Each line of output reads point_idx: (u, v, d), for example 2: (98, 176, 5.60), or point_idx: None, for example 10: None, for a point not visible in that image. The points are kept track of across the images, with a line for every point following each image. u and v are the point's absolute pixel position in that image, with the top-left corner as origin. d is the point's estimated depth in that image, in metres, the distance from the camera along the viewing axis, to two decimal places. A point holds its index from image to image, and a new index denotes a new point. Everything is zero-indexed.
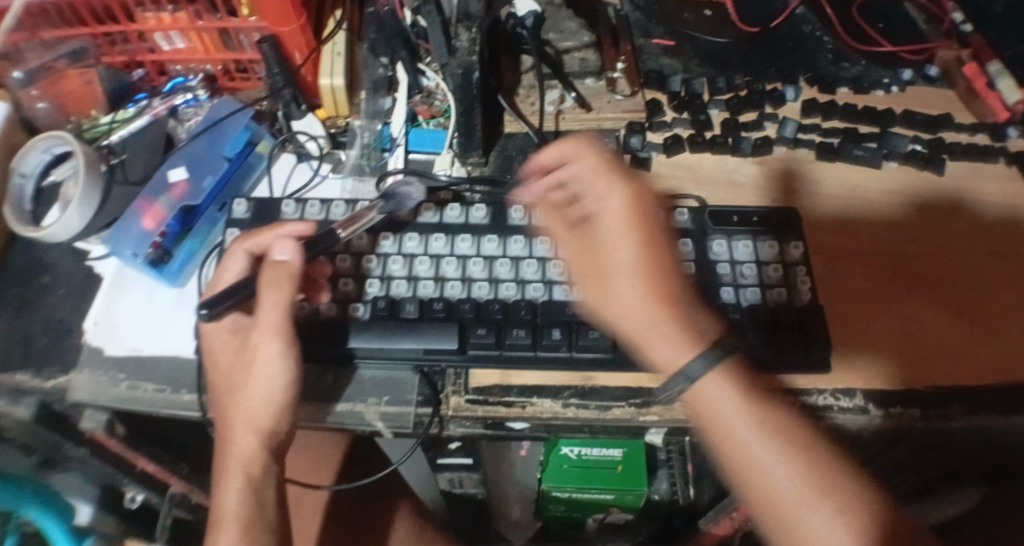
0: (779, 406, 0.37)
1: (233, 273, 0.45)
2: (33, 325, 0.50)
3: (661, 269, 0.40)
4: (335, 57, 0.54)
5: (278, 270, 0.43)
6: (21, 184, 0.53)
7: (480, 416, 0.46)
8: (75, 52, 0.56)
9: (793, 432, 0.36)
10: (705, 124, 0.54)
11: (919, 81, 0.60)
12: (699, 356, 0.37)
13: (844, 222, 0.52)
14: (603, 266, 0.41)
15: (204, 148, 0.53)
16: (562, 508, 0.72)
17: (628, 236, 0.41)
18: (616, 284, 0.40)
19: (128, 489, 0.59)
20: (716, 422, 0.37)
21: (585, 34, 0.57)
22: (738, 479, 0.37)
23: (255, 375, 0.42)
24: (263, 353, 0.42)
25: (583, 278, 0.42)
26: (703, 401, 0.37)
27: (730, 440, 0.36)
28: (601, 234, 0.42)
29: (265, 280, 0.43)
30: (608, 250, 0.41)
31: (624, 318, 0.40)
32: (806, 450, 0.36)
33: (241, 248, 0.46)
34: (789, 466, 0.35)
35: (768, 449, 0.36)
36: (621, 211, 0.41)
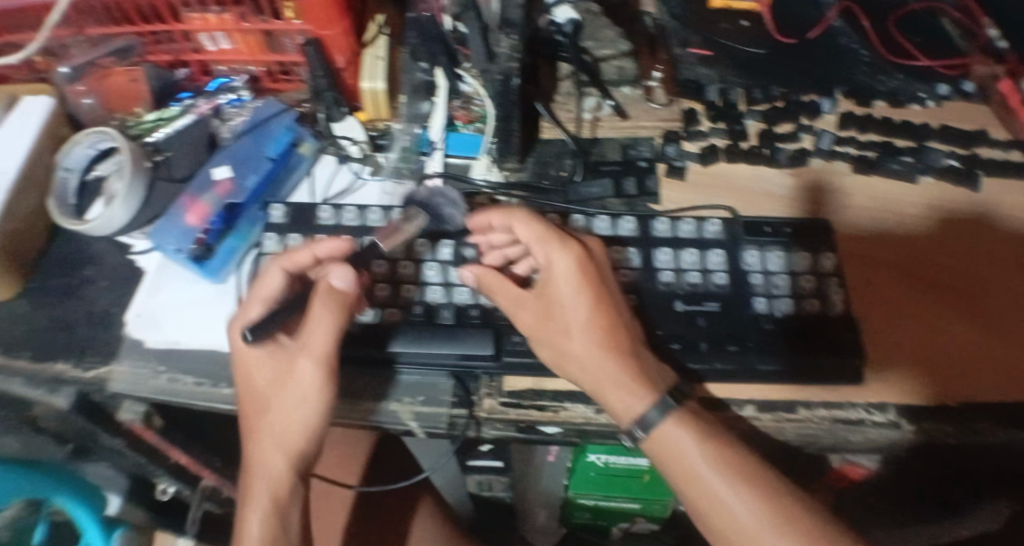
0: (737, 444, 0.40)
1: (274, 292, 0.45)
2: (75, 315, 0.51)
3: (614, 329, 0.43)
4: (375, 61, 0.55)
5: (333, 299, 0.43)
6: (66, 178, 0.54)
7: (513, 418, 0.46)
8: (121, 50, 0.57)
9: (751, 472, 0.39)
10: (740, 134, 0.55)
11: (954, 96, 0.60)
12: (655, 405, 0.40)
13: (878, 234, 0.52)
14: (565, 329, 0.43)
15: (250, 146, 0.54)
16: (587, 515, 0.77)
17: (579, 299, 0.43)
18: (576, 346, 0.42)
19: (159, 479, 0.60)
20: (677, 462, 0.40)
21: (623, 42, 0.59)
22: (695, 513, 0.41)
23: (297, 399, 0.43)
24: (309, 380, 0.42)
25: (543, 341, 0.43)
26: (663, 444, 0.40)
27: (690, 478, 0.40)
28: (553, 297, 0.44)
29: (319, 307, 0.43)
30: (557, 313, 0.44)
31: (586, 376, 0.42)
32: (767, 488, 0.39)
33: (278, 267, 0.46)
34: (753, 504, 0.38)
35: (729, 487, 0.39)
36: (564, 275, 0.44)
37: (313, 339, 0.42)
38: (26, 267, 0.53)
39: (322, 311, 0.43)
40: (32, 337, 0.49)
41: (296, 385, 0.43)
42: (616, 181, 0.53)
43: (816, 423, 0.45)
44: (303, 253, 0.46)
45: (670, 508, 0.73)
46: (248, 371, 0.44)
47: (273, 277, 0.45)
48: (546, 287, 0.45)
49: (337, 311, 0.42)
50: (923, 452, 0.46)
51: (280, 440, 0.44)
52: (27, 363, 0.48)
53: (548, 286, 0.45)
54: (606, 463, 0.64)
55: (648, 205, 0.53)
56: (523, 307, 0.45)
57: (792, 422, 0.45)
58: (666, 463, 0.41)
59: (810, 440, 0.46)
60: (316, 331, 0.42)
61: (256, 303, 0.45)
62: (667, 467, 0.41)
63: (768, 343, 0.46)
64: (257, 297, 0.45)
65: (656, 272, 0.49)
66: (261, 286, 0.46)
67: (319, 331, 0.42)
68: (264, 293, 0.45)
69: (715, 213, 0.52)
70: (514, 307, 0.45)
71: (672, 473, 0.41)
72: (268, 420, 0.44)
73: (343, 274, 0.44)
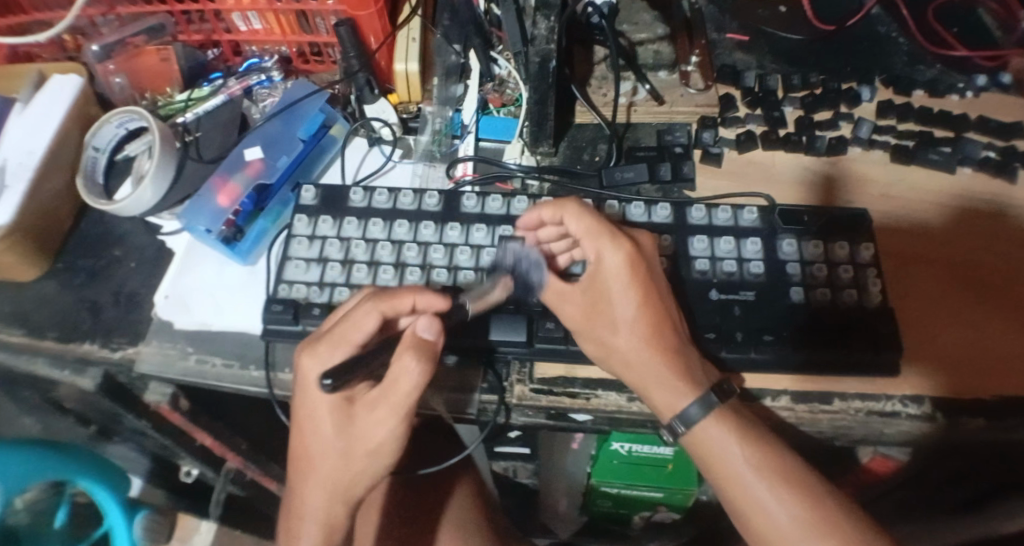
0: (777, 446, 0.39)
1: (359, 335, 0.37)
2: (103, 295, 0.50)
3: (661, 327, 0.41)
4: (410, 42, 0.55)
5: (422, 357, 0.35)
6: (94, 157, 0.53)
7: (544, 405, 0.45)
8: (153, 28, 0.57)
9: (790, 474, 0.38)
10: (779, 121, 0.54)
11: (992, 89, 0.58)
12: (693, 403, 0.39)
13: (914, 225, 0.51)
14: (610, 324, 0.41)
15: (281, 128, 0.54)
16: (610, 504, 0.76)
17: (628, 297, 0.41)
18: (621, 342, 0.41)
19: (184, 462, 0.60)
20: (715, 461, 0.39)
21: (660, 27, 0.59)
22: (732, 513, 0.40)
23: (366, 452, 0.37)
24: (381, 433, 0.36)
25: (586, 334, 0.42)
26: (703, 442, 0.39)
27: (728, 479, 0.39)
28: (599, 292, 0.42)
29: (402, 361, 0.35)
30: (603, 308, 0.41)
31: (627, 371, 0.41)
32: (810, 494, 0.38)
33: (375, 310, 0.37)
34: (791, 508, 0.37)
35: (769, 490, 0.38)
36: (614, 271, 0.41)
37: (392, 394, 0.35)
38: (53, 247, 0.52)
39: (408, 369, 0.35)
40: (59, 317, 0.49)
41: (365, 437, 0.36)
42: (651, 166, 0.52)
43: (850, 414, 0.44)
44: (404, 299, 0.37)
45: (692, 499, 0.72)
46: (315, 407, 0.37)
47: (362, 318, 0.37)
48: (595, 281, 0.42)
49: (426, 368, 0.35)
50: (950, 446, 0.45)
51: (333, 486, 0.38)
52: (53, 343, 0.48)
53: (595, 280, 0.42)
54: (629, 451, 0.64)
55: (683, 191, 0.52)
56: (567, 300, 0.43)
57: (828, 414, 0.44)
58: (706, 463, 0.40)
59: (844, 432, 0.45)
60: (398, 386, 0.35)
61: (332, 341, 0.37)
62: (706, 466, 0.40)
63: (807, 333, 0.45)
64: (336, 337, 0.37)
65: (692, 260, 0.48)
66: (344, 321, 0.37)
67: (400, 387, 0.35)
68: (346, 332, 0.37)
69: (750, 201, 0.51)
70: (559, 299, 0.43)
71: (711, 472, 0.40)
72: (326, 465, 0.37)
73: (432, 325, 0.36)
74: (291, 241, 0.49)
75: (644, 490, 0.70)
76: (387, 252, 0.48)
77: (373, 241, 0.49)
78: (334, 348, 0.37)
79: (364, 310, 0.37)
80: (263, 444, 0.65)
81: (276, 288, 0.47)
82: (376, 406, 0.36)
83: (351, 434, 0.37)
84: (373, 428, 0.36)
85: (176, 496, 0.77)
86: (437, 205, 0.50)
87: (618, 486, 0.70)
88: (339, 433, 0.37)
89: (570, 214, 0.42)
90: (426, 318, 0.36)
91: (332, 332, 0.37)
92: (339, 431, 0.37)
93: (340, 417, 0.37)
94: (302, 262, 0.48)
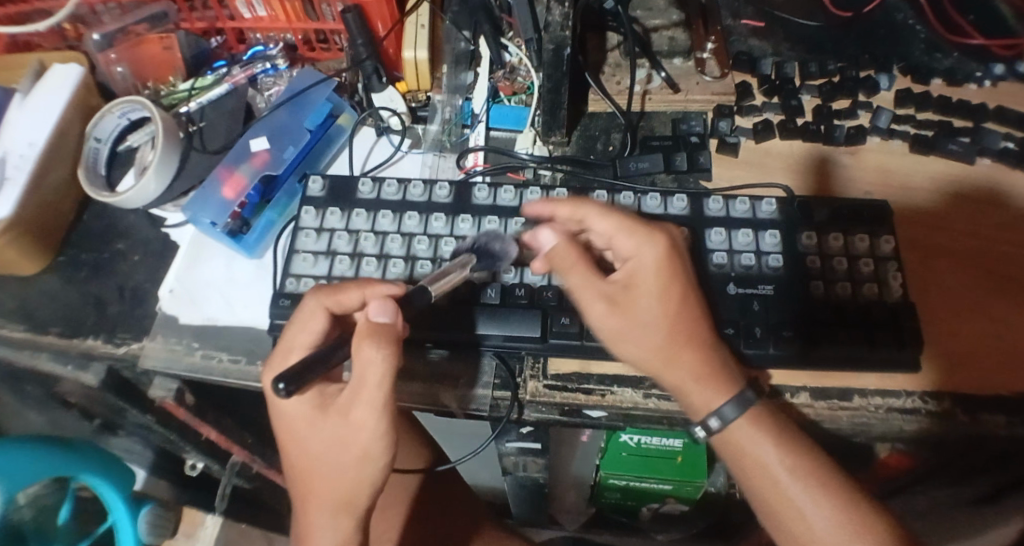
0: (810, 445, 0.38)
1: (313, 337, 0.37)
2: (107, 289, 0.49)
3: (695, 325, 0.40)
4: (419, 29, 0.54)
5: (379, 339, 0.33)
6: (96, 148, 0.52)
7: (558, 402, 0.44)
8: (156, 16, 0.56)
9: (825, 476, 0.37)
10: (797, 110, 0.53)
11: (1011, 78, 0.57)
12: (728, 402, 0.38)
13: (935, 216, 0.50)
14: (650, 323, 0.39)
15: (287, 118, 0.53)
16: (618, 496, 0.76)
17: (667, 294, 0.39)
18: (662, 341, 0.39)
19: (190, 456, 0.59)
20: (748, 462, 0.38)
21: (675, 13, 0.58)
22: (765, 514, 0.39)
23: (357, 458, 0.35)
24: (362, 432, 0.34)
25: (624, 336, 0.39)
26: (737, 444, 0.38)
27: (764, 480, 0.38)
28: (634, 291, 0.39)
29: (358, 350, 0.33)
30: (641, 307, 0.39)
31: (668, 371, 0.39)
32: (843, 495, 0.37)
33: (320, 305, 0.37)
34: (827, 511, 0.36)
35: (803, 491, 0.37)
36: (651, 266, 0.40)
37: (359, 388, 0.34)
38: (55, 240, 0.51)
39: (365, 356, 0.33)
40: (63, 311, 0.48)
41: (347, 441, 0.35)
42: (666, 156, 0.51)
43: (870, 412, 0.43)
44: (351, 294, 0.37)
45: (701, 492, 0.72)
46: (290, 426, 0.36)
47: (312, 318, 0.37)
48: (629, 280, 0.40)
49: (389, 350, 0.33)
50: (967, 445, 0.44)
51: (336, 502, 0.36)
52: (56, 339, 0.47)
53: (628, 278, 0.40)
54: (638, 443, 0.64)
55: (699, 181, 0.51)
56: (603, 301, 0.39)
57: (849, 411, 0.43)
58: (739, 464, 0.39)
59: (865, 431, 0.43)
60: (363, 375, 0.33)
61: (290, 349, 0.37)
62: (738, 466, 0.39)
63: (827, 329, 0.44)
64: (292, 344, 0.37)
65: (709, 253, 0.47)
66: (295, 328, 0.38)
67: (365, 378, 0.33)
68: (299, 338, 0.37)
69: (768, 192, 0.50)
70: (593, 300, 0.39)
71: (744, 473, 0.39)
72: (320, 482, 0.36)
73: (383, 307, 0.35)
74: (298, 234, 0.48)
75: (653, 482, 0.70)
76: (397, 245, 0.47)
77: (382, 234, 0.47)
78: (289, 355, 0.37)
79: (311, 311, 0.37)
80: (271, 437, 0.64)
81: (284, 282, 0.46)
82: (346, 405, 0.34)
83: (333, 446, 0.35)
84: (350, 429, 0.34)
85: (181, 489, 0.76)
86: (447, 197, 0.49)
87: (627, 478, 0.70)
88: (324, 446, 0.35)
89: (602, 212, 0.41)
90: (375, 301, 0.35)
91: (284, 344, 0.38)
92: (323, 447, 0.35)
93: (316, 427, 0.35)
94: (310, 255, 0.46)
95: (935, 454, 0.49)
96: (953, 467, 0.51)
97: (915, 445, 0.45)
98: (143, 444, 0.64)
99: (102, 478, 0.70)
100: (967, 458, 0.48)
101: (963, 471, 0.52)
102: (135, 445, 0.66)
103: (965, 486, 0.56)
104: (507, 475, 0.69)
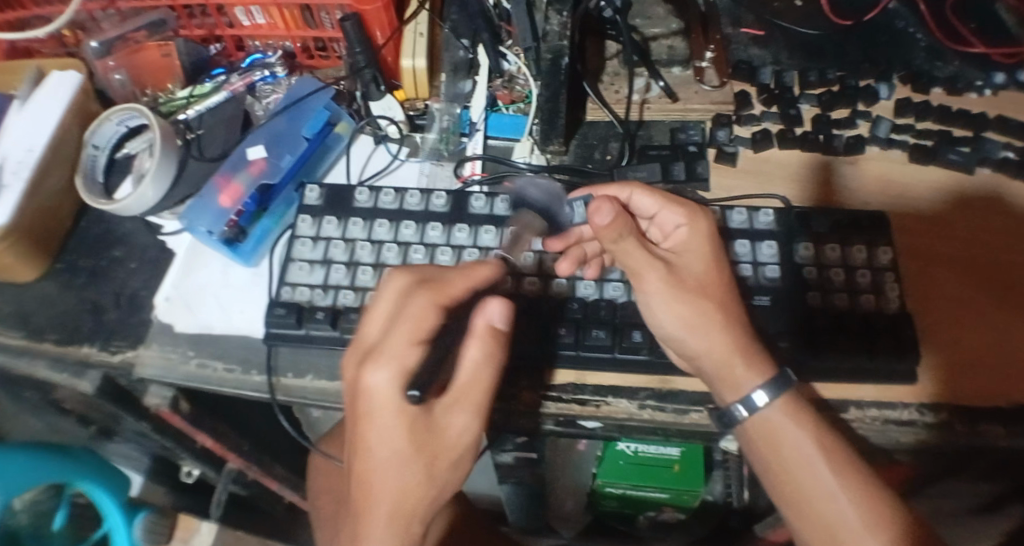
0: (839, 436, 0.40)
1: (425, 335, 0.32)
2: (103, 296, 0.49)
3: (734, 295, 0.42)
4: (417, 37, 0.54)
5: (495, 346, 0.33)
6: (93, 155, 0.52)
7: (553, 413, 0.44)
8: (155, 23, 0.56)
9: (851, 467, 0.38)
10: (795, 119, 0.53)
11: (1011, 86, 0.56)
12: (765, 385, 0.39)
13: (934, 225, 0.50)
14: (704, 289, 0.41)
15: (286, 125, 0.53)
16: (616, 504, 0.76)
17: (707, 259, 0.42)
18: (715, 306, 0.40)
19: (187, 462, 0.59)
20: (776, 449, 0.39)
21: (674, 21, 0.58)
22: (786, 503, 0.40)
23: (444, 466, 0.33)
24: (461, 438, 0.33)
25: (683, 296, 0.40)
26: (767, 431, 0.40)
27: (796, 468, 0.39)
28: (680, 262, 0.42)
29: (478, 353, 0.33)
30: (685, 275, 0.41)
31: (723, 334, 0.40)
32: (867, 486, 0.38)
33: (432, 301, 0.33)
34: (851, 501, 0.37)
35: (829, 480, 0.38)
36: (695, 236, 0.43)
37: (472, 390, 0.33)
38: (52, 247, 0.51)
39: (482, 357, 0.33)
40: (61, 318, 0.48)
41: (444, 445, 0.33)
42: (664, 165, 0.51)
43: (867, 424, 0.43)
44: (458, 286, 0.34)
45: (698, 500, 0.71)
46: (376, 428, 0.31)
47: (424, 316, 0.32)
48: (672, 257, 0.43)
49: (500, 357, 0.34)
50: (967, 455, 0.44)
51: (403, 518, 0.32)
52: (52, 346, 0.46)
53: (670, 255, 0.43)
54: (636, 451, 0.65)
55: (696, 191, 0.51)
56: (659, 265, 0.41)
57: (842, 421, 0.43)
58: (762, 452, 0.40)
59: (860, 440, 0.43)
60: (478, 379, 0.33)
61: (396, 345, 0.32)
62: (761, 453, 0.40)
63: (825, 339, 0.44)
64: (401, 340, 0.32)
65: None
66: (400, 321, 0.32)
67: (479, 381, 0.33)
68: (409, 335, 0.32)
69: (766, 203, 0.50)
70: (652, 262, 0.40)
71: (766, 461, 0.40)
72: (395, 493, 0.32)
73: (504, 311, 0.33)
74: (294, 243, 0.48)
75: (650, 491, 0.70)
76: (393, 254, 0.47)
77: (379, 242, 0.47)
78: (398, 353, 0.31)
79: (423, 308, 0.32)
80: (267, 444, 0.63)
81: (280, 290, 0.46)
82: (453, 405, 0.33)
83: (429, 452, 0.32)
84: (451, 430, 0.33)
85: (177, 494, 0.76)
86: (444, 206, 0.49)
87: (624, 487, 0.69)
88: (418, 452, 0.32)
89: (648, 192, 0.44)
90: (495, 302, 0.33)
91: (386, 340, 0.32)
92: (419, 453, 0.32)
93: (416, 435, 0.32)
94: (306, 263, 0.46)
95: (936, 466, 0.48)
96: (952, 477, 0.51)
97: (915, 454, 0.45)
98: (140, 451, 0.64)
99: (94, 480, 0.70)
100: (966, 468, 0.48)
101: (964, 482, 0.52)
102: (131, 451, 0.66)
103: (965, 496, 0.55)
104: (504, 483, 0.69)
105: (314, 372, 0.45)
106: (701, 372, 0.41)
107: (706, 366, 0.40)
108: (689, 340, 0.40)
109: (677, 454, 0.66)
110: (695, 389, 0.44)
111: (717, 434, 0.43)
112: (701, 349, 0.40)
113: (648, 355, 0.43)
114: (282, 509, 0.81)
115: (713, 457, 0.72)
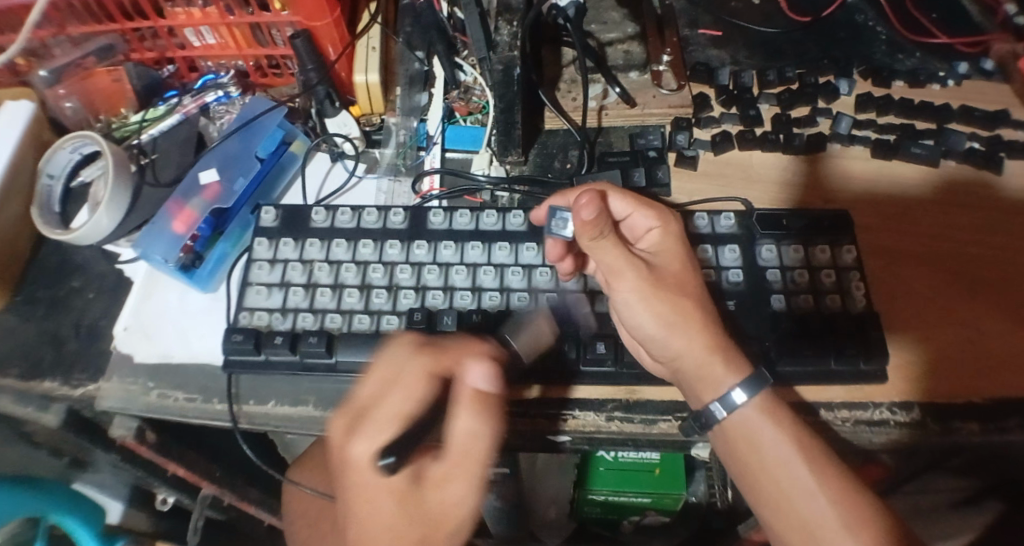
0: (817, 437, 0.39)
1: (411, 403, 0.31)
2: (64, 327, 0.48)
3: (703, 297, 0.41)
4: (370, 52, 0.55)
5: (484, 412, 0.32)
6: (49, 185, 0.52)
7: (519, 429, 0.43)
8: (104, 48, 0.55)
9: (828, 470, 0.37)
10: (755, 119, 0.52)
11: (975, 75, 0.56)
12: (743, 384, 0.39)
13: (901, 219, 0.50)
14: (680, 288, 0.40)
15: (239, 147, 0.53)
16: (598, 510, 0.76)
17: (677, 261, 0.41)
18: (694, 304, 0.40)
19: (161, 489, 0.58)
20: (752, 454, 0.39)
21: (630, 25, 0.58)
22: (763, 503, 0.39)
23: (443, 538, 0.32)
24: (458, 509, 0.32)
25: (661, 295, 0.39)
26: (743, 437, 0.39)
27: (771, 470, 0.38)
28: (655, 264, 0.41)
29: (467, 421, 0.31)
30: (661, 280, 0.40)
31: (703, 331, 0.39)
32: (846, 486, 0.37)
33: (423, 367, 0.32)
34: (828, 504, 0.37)
35: (809, 483, 0.37)
36: (670, 242, 0.42)
37: (462, 465, 0.32)
38: (11, 280, 0.50)
39: (474, 425, 0.32)
40: (19, 353, 0.47)
41: (436, 516, 0.32)
42: (624, 171, 0.50)
43: (838, 425, 0.42)
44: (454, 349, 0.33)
45: (682, 503, 0.71)
46: (363, 498, 0.31)
47: (415, 385, 0.31)
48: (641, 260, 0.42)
49: (495, 423, 0.32)
50: (943, 454, 0.43)
51: None
52: (14, 381, 0.45)
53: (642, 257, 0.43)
54: (615, 456, 0.67)
55: (658, 196, 0.50)
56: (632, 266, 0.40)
57: (815, 424, 0.43)
58: (739, 454, 0.39)
59: (833, 442, 0.43)
60: (471, 450, 0.32)
61: (382, 412, 0.31)
62: (738, 457, 0.39)
63: (792, 344, 0.43)
64: (385, 410, 0.31)
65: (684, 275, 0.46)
66: (389, 389, 0.32)
67: (473, 453, 0.32)
68: (397, 402, 0.31)
69: (728, 206, 0.50)
70: (631, 261, 0.40)
71: (744, 465, 0.39)
72: None
73: (488, 371, 0.32)
74: (252, 266, 0.47)
75: (633, 496, 0.70)
76: (352, 274, 0.46)
77: (336, 262, 0.47)
78: (386, 422, 0.31)
79: (417, 374, 0.32)
80: (241, 470, 0.63)
81: (237, 316, 0.45)
82: (444, 477, 0.32)
83: (417, 515, 0.31)
84: (446, 501, 0.32)
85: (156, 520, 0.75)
86: (402, 222, 0.48)
87: (606, 493, 0.70)
88: (410, 523, 0.31)
89: (654, 206, 0.43)
90: (481, 364, 0.32)
91: (375, 406, 0.31)
92: (408, 523, 0.31)
93: (405, 501, 0.31)
94: (263, 287, 0.46)
95: (911, 465, 0.48)
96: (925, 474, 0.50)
97: (892, 453, 0.44)
98: (115, 480, 0.63)
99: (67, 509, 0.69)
100: (941, 466, 0.48)
101: (937, 478, 0.52)
102: (105, 480, 0.65)
103: (946, 492, 0.55)
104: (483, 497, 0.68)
105: (277, 398, 0.44)
106: (678, 375, 0.41)
107: (686, 366, 0.40)
108: (668, 340, 0.39)
109: (658, 458, 0.68)
110: (663, 398, 0.43)
111: (688, 441, 0.42)
112: (680, 349, 0.39)
113: (613, 366, 0.43)
114: (261, 530, 0.81)
115: (695, 460, 0.74)
